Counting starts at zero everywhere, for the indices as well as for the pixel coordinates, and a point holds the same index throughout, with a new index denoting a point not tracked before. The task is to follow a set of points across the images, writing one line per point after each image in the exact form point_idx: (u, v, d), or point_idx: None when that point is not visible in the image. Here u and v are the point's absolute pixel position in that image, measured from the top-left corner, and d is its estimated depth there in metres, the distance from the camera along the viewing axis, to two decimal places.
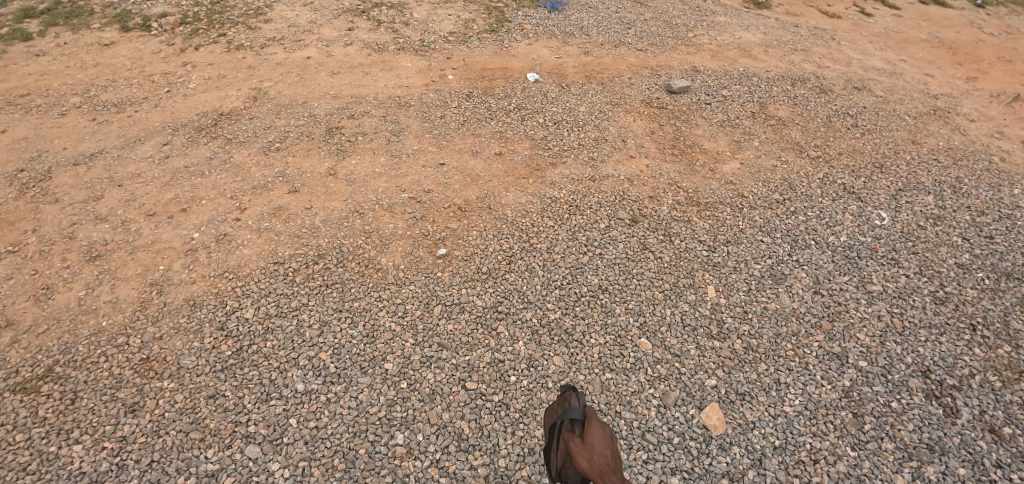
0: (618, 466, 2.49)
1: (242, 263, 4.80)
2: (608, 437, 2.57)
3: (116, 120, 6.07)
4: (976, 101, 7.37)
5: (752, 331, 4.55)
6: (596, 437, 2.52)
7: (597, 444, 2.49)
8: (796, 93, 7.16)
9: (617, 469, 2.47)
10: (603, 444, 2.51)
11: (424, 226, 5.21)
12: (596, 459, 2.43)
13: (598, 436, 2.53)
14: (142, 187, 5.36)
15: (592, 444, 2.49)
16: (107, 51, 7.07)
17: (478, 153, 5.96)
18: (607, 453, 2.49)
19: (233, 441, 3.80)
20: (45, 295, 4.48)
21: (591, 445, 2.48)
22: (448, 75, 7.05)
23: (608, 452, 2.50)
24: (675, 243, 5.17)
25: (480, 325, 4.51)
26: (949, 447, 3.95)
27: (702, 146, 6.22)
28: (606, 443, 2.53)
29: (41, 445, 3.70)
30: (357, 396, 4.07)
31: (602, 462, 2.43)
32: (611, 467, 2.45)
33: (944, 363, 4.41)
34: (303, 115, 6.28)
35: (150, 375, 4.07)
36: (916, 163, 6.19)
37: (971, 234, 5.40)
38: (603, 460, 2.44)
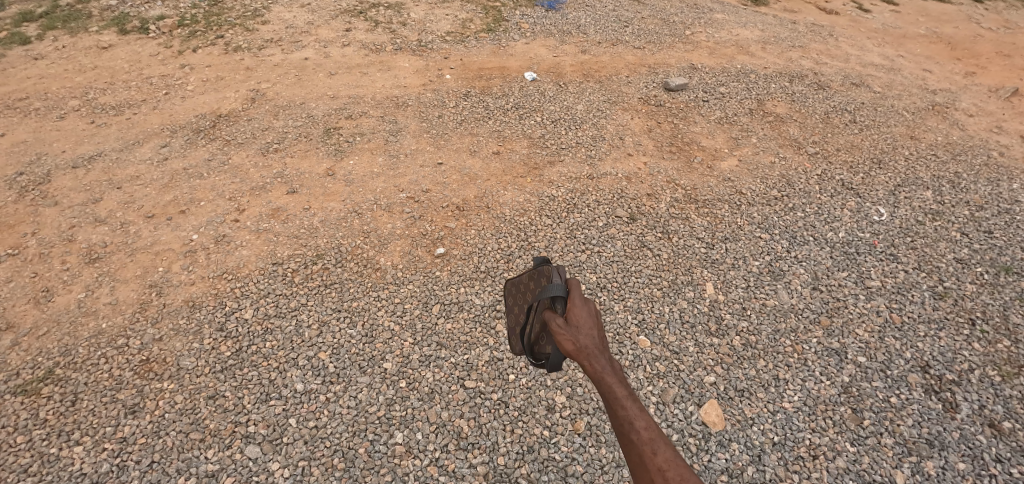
0: (603, 341, 2.64)
1: (241, 264, 4.81)
2: (592, 314, 2.72)
3: (115, 122, 6.09)
4: (975, 96, 7.36)
5: (751, 328, 4.55)
6: (579, 316, 2.68)
7: (579, 322, 2.66)
8: (794, 90, 7.15)
9: (603, 345, 2.62)
10: (585, 321, 2.67)
11: (423, 226, 5.21)
12: (580, 339, 2.62)
13: (580, 313, 2.69)
14: (141, 189, 5.37)
15: (575, 323, 2.66)
16: (105, 54, 7.10)
17: (476, 153, 5.96)
18: (590, 329, 2.65)
19: (233, 441, 3.81)
20: (45, 297, 4.49)
21: (574, 324, 2.66)
22: (445, 75, 7.06)
23: (592, 328, 2.66)
24: (673, 240, 5.17)
25: (479, 324, 4.52)
26: (949, 442, 3.95)
27: (700, 143, 6.22)
28: (589, 319, 2.68)
29: (41, 446, 3.71)
30: (356, 395, 4.07)
31: (586, 341, 2.61)
32: (596, 344, 2.61)
33: (944, 358, 4.40)
34: (301, 116, 6.29)
35: (150, 376, 4.08)
36: (915, 158, 6.18)
37: (970, 229, 5.39)
38: (586, 338, 2.61)
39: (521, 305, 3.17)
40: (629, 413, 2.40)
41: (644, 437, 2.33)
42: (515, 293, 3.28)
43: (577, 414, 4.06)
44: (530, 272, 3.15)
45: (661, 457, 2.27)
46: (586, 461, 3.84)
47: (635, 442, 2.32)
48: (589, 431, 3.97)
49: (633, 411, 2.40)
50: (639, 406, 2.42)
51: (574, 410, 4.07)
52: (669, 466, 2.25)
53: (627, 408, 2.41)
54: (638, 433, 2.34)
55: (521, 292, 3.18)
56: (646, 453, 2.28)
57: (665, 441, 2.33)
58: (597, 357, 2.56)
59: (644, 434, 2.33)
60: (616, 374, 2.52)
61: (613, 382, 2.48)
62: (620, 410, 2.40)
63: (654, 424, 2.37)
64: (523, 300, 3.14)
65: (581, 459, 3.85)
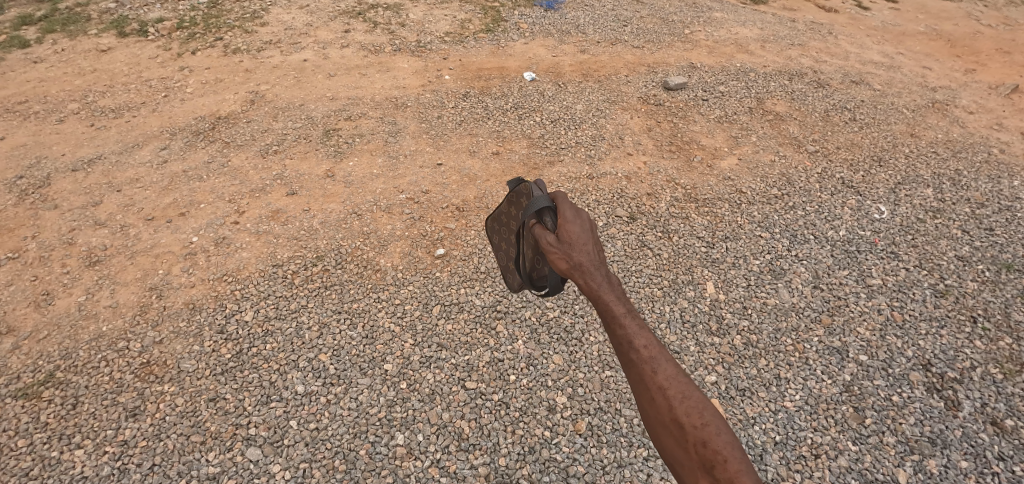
0: (601, 254, 2.29)
1: (241, 266, 4.81)
2: (587, 223, 2.35)
3: (114, 125, 6.09)
4: (975, 93, 7.34)
5: (752, 327, 4.54)
6: (570, 229, 2.32)
7: (571, 236, 2.29)
8: (793, 88, 7.14)
9: (599, 257, 2.27)
10: (578, 234, 2.31)
11: (422, 227, 5.21)
12: (573, 255, 2.26)
13: (572, 225, 2.33)
14: (140, 192, 5.37)
15: (565, 236, 2.30)
16: (104, 56, 7.10)
17: (476, 153, 5.96)
18: (585, 244, 2.29)
19: (234, 444, 3.80)
20: (46, 300, 4.49)
21: (564, 239, 2.30)
22: (444, 76, 7.06)
23: (588, 241, 2.30)
24: (674, 240, 5.16)
25: (480, 325, 4.52)
26: (951, 441, 3.94)
27: (700, 142, 6.21)
28: (583, 232, 2.32)
29: (42, 450, 3.71)
30: (357, 397, 4.07)
31: (579, 256, 2.26)
32: (591, 258, 2.26)
33: (945, 356, 4.39)
34: (300, 117, 6.29)
35: (151, 379, 4.08)
36: (915, 155, 6.17)
37: (971, 227, 5.38)
38: (579, 253, 2.26)
39: (508, 236, 2.92)
40: (628, 331, 2.11)
41: (644, 356, 2.08)
42: (499, 226, 3.02)
43: (578, 414, 4.06)
44: (508, 199, 2.89)
45: (662, 376, 2.05)
46: (587, 461, 3.84)
47: (635, 362, 2.09)
48: (590, 432, 3.97)
49: (632, 328, 2.12)
50: (640, 321, 2.14)
51: (575, 410, 4.07)
52: (669, 384, 2.04)
53: (626, 326, 2.12)
54: (637, 353, 2.08)
55: (505, 222, 2.94)
56: (646, 373, 2.06)
57: (667, 357, 2.09)
58: (592, 273, 2.23)
59: (644, 352, 2.08)
60: (614, 289, 2.20)
61: (611, 299, 2.17)
62: (618, 330, 2.12)
63: (655, 339, 2.11)
64: (510, 229, 2.88)
65: (582, 459, 3.85)
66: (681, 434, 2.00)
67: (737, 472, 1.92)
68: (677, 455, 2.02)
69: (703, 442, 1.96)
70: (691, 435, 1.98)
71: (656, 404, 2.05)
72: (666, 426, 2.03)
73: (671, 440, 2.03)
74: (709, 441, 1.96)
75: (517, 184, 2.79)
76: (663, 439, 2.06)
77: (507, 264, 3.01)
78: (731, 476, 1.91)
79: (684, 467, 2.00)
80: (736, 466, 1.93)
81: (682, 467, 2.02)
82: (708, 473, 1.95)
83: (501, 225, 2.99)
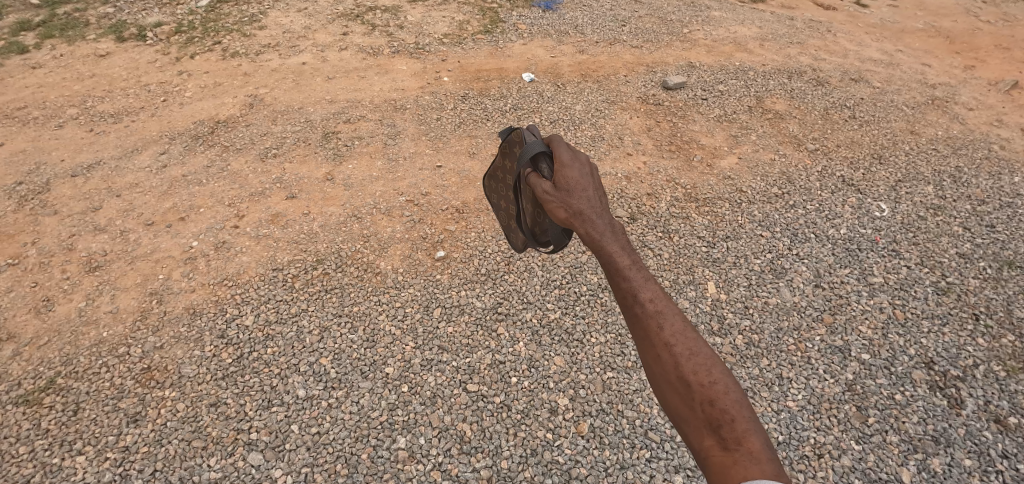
0: (603, 201, 2.13)
1: (241, 270, 4.80)
2: (587, 169, 2.20)
3: (113, 130, 6.08)
4: (975, 89, 7.33)
5: (754, 326, 4.54)
6: (569, 175, 2.17)
7: (569, 183, 2.15)
8: (793, 86, 7.13)
9: (601, 203, 2.12)
10: (577, 179, 2.17)
11: (422, 229, 5.20)
12: (572, 203, 2.12)
13: (570, 170, 2.18)
14: (140, 196, 5.36)
15: (563, 182, 2.16)
16: (103, 61, 7.09)
17: (475, 155, 5.95)
18: (585, 189, 2.13)
19: (236, 449, 3.79)
20: (46, 307, 4.49)
21: (562, 184, 2.16)
22: (443, 77, 7.05)
23: (588, 187, 2.15)
24: (674, 240, 5.15)
25: (480, 327, 4.51)
26: (955, 439, 3.93)
27: (700, 142, 6.20)
28: (583, 177, 2.17)
29: (44, 456, 3.70)
30: (358, 401, 4.06)
31: (579, 203, 2.11)
32: (592, 204, 2.10)
33: (948, 354, 4.38)
34: (299, 121, 6.28)
35: (152, 384, 4.07)
36: (916, 153, 6.16)
37: (972, 224, 5.37)
38: (578, 200, 2.11)
39: (506, 193, 2.84)
40: (633, 284, 1.96)
41: (650, 311, 1.93)
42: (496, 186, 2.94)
43: (581, 416, 4.05)
44: (503, 151, 2.80)
45: (669, 332, 1.91)
46: (590, 463, 3.83)
47: (640, 316, 1.94)
48: (593, 433, 3.96)
49: (637, 281, 1.96)
50: (645, 273, 1.98)
51: (577, 412, 4.06)
52: (676, 341, 1.90)
53: (631, 279, 1.97)
54: (642, 306, 1.94)
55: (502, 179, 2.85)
56: (652, 329, 1.92)
57: (675, 311, 1.95)
58: (595, 221, 2.07)
59: (651, 307, 1.93)
60: (618, 238, 2.04)
61: (614, 249, 2.01)
62: (622, 283, 1.97)
63: (662, 292, 1.96)
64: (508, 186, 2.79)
65: (585, 461, 3.84)
66: (688, 393, 1.89)
67: (745, 431, 1.82)
68: (682, 414, 1.91)
69: (711, 400, 1.86)
70: (698, 394, 1.87)
71: (662, 362, 1.91)
72: (672, 384, 1.91)
73: (676, 399, 1.91)
74: (716, 400, 1.86)
75: (510, 134, 2.68)
76: (668, 398, 1.94)
77: (508, 223, 2.93)
78: (739, 436, 1.82)
79: (689, 427, 1.90)
80: (745, 426, 1.83)
81: (688, 428, 1.91)
82: (715, 433, 1.84)
83: (500, 184, 2.90)
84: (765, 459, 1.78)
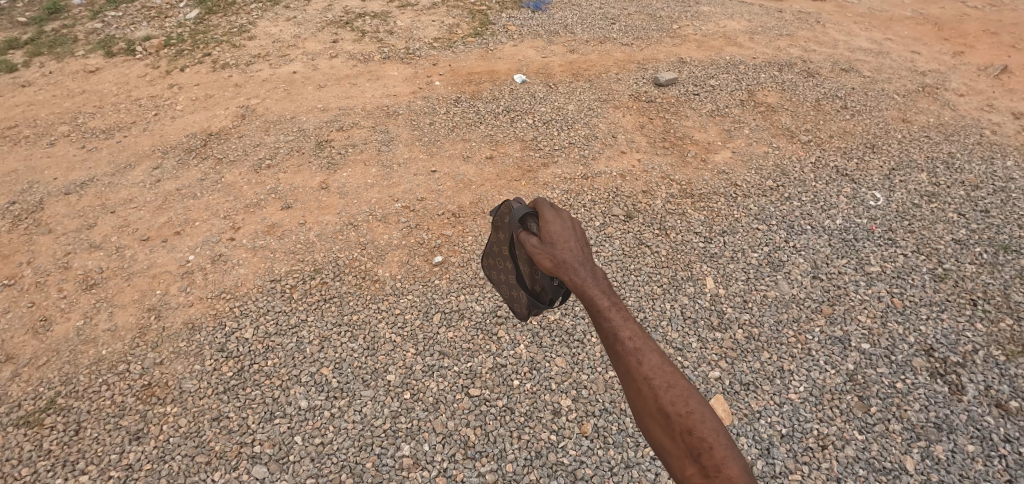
0: (586, 251, 2.19)
1: (240, 283, 4.79)
2: (568, 221, 2.27)
3: (105, 146, 6.05)
4: (965, 75, 7.35)
5: (753, 320, 4.56)
6: (552, 228, 2.24)
7: (553, 235, 2.22)
8: (784, 78, 7.14)
9: (583, 251, 2.19)
10: (560, 232, 2.23)
11: (419, 235, 5.20)
12: (556, 253, 2.18)
13: (551, 223, 2.26)
14: (135, 212, 5.34)
15: (545, 236, 2.23)
16: (92, 77, 7.06)
17: (469, 158, 5.94)
18: (567, 240, 2.20)
19: (239, 462, 3.79)
20: (44, 326, 4.47)
21: (545, 237, 2.23)
22: (435, 82, 7.04)
23: (571, 239, 2.21)
24: (671, 236, 5.17)
25: (481, 331, 4.53)
26: (957, 425, 3.96)
27: (693, 137, 6.21)
28: (565, 229, 2.24)
29: (47, 477, 3.69)
30: (361, 409, 4.07)
31: (562, 253, 2.17)
32: (575, 253, 2.17)
33: (947, 340, 4.40)
34: (291, 130, 6.26)
35: (153, 401, 4.06)
36: (908, 140, 6.17)
37: (967, 209, 5.38)
38: (561, 250, 2.17)
39: (505, 264, 2.85)
40: (613, 323, 2.03)
41: (630, 348, 1.99)
42: (489, 260, 2.98)
43: (584, 416, 4.08)
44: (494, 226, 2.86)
45: (647, 366, 1.97)
46: (594, 463, 3.86)
47: (620, 354, 2.00)
48: (596, 433, 4.00)
49: (617, 320, 2.03)
50: (625, 312, 2.05)
51: (581, 412, 4.10)
52: (655, 374, 1.96)
53: (611, 318, 2.03)
54: (623, 344, 2.00)
55: (497, 253, 2.88)
56: (631, 365, 1.98)
57: (654, 347, 2.00)
58: (578, 269, 2.14)
59: (630, 344, 1.99)
60: (600, 283, 2.11)
61: (595, 292, 2.09)
62: (603, 323, 2.04)
63: (641, 330, 2.02)
64: (502, 255, 2.84)
65: (590, 461, 3.88)
66: (668, 424, 1.92)
67: (723, 458, 1.85)
68: (665, 446, 1.94)
69: (689, 430, 1.89)
70: (677, 424, 1.91)
71: (642, 394, 1.97)
72: (653, 416, 1.95)
73: (658, 431, 1.95)
74: (695, 429, 1.89)
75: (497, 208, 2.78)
76: (651, 431, 1.97)
77: (510, 293, 2.93)
78: (718, 463, 1.84)
79: (672, 457, 1.93)
80: (723, 453, 1.86)
81: (671, 459, 1.93)
82: (696, 461, 1.87)
83: (493, 255, 2.96)
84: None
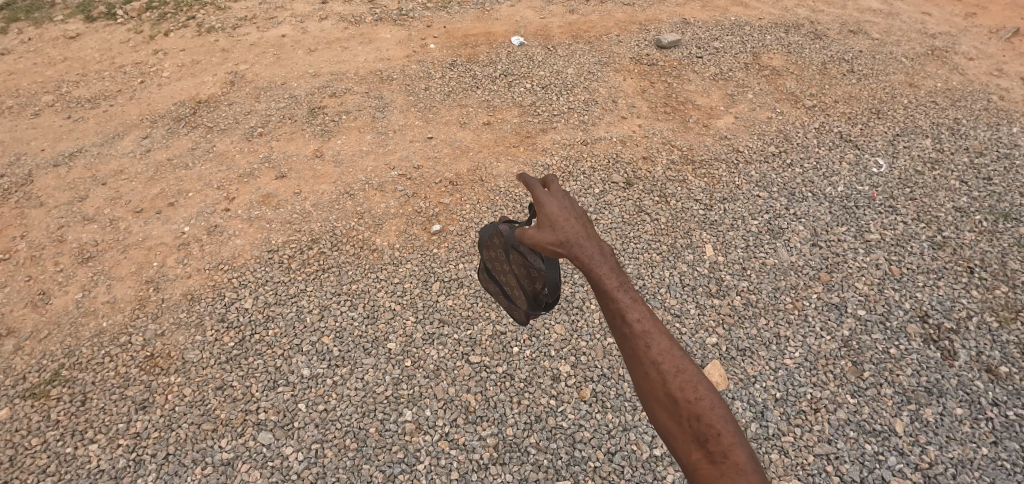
0: (588, 228, 2.13)
1: (237, 254, 4.77)
2: (566, 199, 2.20)
3: (92, 116, 5.90)
4: (975, 38, 7.15)
5: (751, 287, 4.60)
6: (551, 208, 2.16)
7: (552, 215, 2.14)
8: (789, 41, 6.94)
9: (586, 228, 2.12)
10: (558, 212, 2.15)
11: (417, 203, 5.14)
12: (559, 233, 2.10)
13: (548, 201, 2.19)
14: (126, 183, 5.25)
15: (543, 215, 2.16)
16: (73, 43, 6.82)
17: (466, 124, 5.82)
18: (569, 218, 2.13)
19: (245, 429, 3.87)
20: (42, 300, 4.46)
21: (542, 215, 2.16)
22: (429, 45, 6.82)
23: (570, 216, 2.14)
24: (672, 203, 5.13)
25: (480, 298, 4.56)
26: (947, 389, 4.05)
27: (695, 102, 6.08)
28: (564, 208, 2.17)
29: (56, 447, 3.75)
30: (363, 377, 4.14)
31: (564, 231, 2.10)
32: (577, 230, 2.11)
33: (942, 307, 4.45)
34: (282, 97, 6.09)
35: (156, 371, 4.11)
36: (914, 106, 6.06)
37: (970, 177, 5.33)
38: (562, 228, 2.10)
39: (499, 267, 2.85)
40: (621, 305, 1.99)
41: (638, 331, 1.96)
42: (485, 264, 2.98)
43: (583, 381, 4.16)
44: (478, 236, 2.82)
45: (656, 351, 1.95)
46: (593, 427, 3.96)
47: (628, 337, 1.97)
48: (595, 398, 4.08)
49: (625, 302, 1.99)
50: (633, 293, 2.01)
51: (579, 377, 4.18)
52: (663, 359, 1.93)
53: (619, 300, 1.99)
54: (631, 327, 1.97)
55: None
56: (640, 348, 1.95)
57: (662, 331, 1.98)
58: (583, 245, 2.07)
59: (638, 327, 1.97)
60: (606, 261, 2.05)
61: (602, 272, 2.03)
62: (610, 304, 1.99)
63: (649, 313, 1.99)
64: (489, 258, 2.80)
65: (588, 424, 3.97)
66: (675, 409, 1.90)
67: (730, 445, 1.84)
68: (670, 430, 1.92)
69: (697, 416, 1.87)
70: (684, 409, 1.88)
71: (650, 379, 1.94)
72: (660, 400, 1.93)
73: (664, 415, 1.93)
74: (703, 415, 1.87)
75: None
76: (656, 415, 1.95)
77: None
78: (725, 450, 1.83)
79: (677, 442, 1.91)
80: (730, 439, 1.85)
81: (676, 444, 1.91)
82: (702, 447, 1.86)
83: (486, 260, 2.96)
84: (750, 472, 1.80)
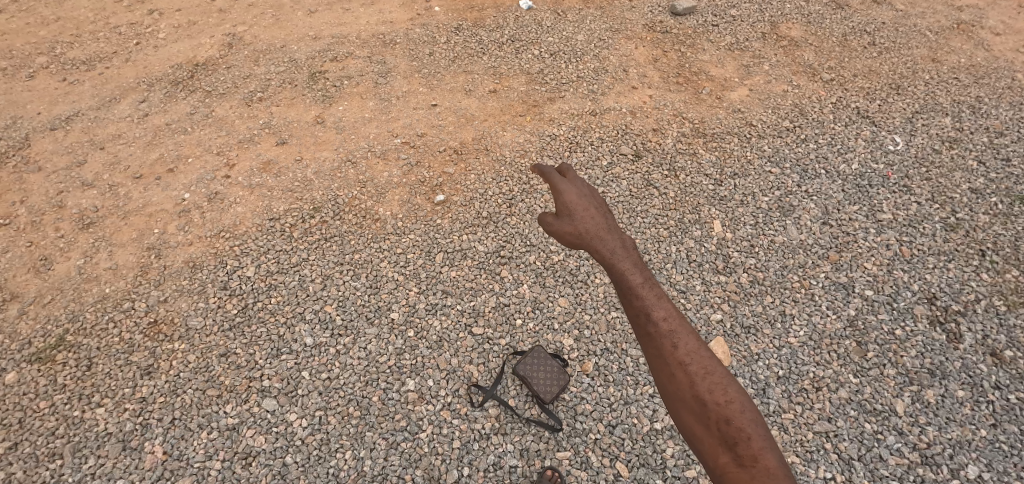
0: (610, 219, 2.04)
1: (238, 221, 4.72)
2: (585, 188, 2.10)
3: (87, 78, 5.76)
4: (1005, 11, 6.83)
5: (759, 265, 4.54)
6: (569, 198, 2.06)
7: (570, 205, 2.04)
8: (809, 10, 6.68)
9: (607, 221, 2.04)
10: (577, 201, 2.06)
11: (420, 173, 5.05)
12: (578, 224, 2.01)
13: (566, 188, 2.08)
14: (125, 147, 5.17)
15: (561, 202, 2.06)
16: (66, 3, 6.61)
17: (472, 92, 5.66)
18: (588, 209, 2.04)
19: (250, 395, 3.90)
20: (44, 266, 4.44)
21: (561, 203, 2.06)
22: (434, 7, 6.59)
23: (590, 207, 2.05)
24: (681, 178, 5.03)
25: (484, 270, 4.53)
26: (950, 371, 4.03)
27: (708, 73, 5.88)
28: (583, 197, 2.07)
29: (64, 410, 3.80)
30: (366, 347, 4.14)
31: (584, 223, 2.02)
32: (598, 223, 2.02)
33: (951, 289, 4.40)
34: (282, 60, 5.93)
35: (160, 338, 4.12)
36: (935, 82, 5.86)
37: (988, 158, 5.19)
38: (582, 220, 2.02)
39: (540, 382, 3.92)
40: (646, 302, 1.90)
41: (664, 330, 1.86)
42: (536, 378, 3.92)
43: (585, 355, 4.16)
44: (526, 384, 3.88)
45: (682, 351, 1.83)
46: (594, 400, 3.98)
47: (652, 335, 1.87)
48: (597, 372, 4.09)
49: (650, 299, 1.90)
50: (658, 291, 1.93)
51: (582, 351, 4.17)
52: (690, 359, 1.81)
53: (643, 297, 1.91)
54: (656, 325, 1.87)
55: None
56: (665, 348, 1.84)
57: (689, 330, 1.87)
58: (604, 239, 1.99)
59: (664, 325, 1.86)
60: (630, 255, 1.97)
61: (625, 266, 1.96)
62: (635, 302, 1.91)
63: (676, 311, 1.89)
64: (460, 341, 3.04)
65: (590, 397, 3.99)
66: (702, 412, 1.76)
67: (761, 449, 1.69)
68: (697, 433, 1.78)
69: (726, 419, 1.73)
70: (713, 412, 1.74)
71: (675, 380, 1.82)
72: (686, 403, 1.79)
73: (690, 419, 1.78)
74: (732, 418, 1.73)
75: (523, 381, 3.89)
76: (682, 418, 1.81)
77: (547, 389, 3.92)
78: (755, 454, 1.68)
79: (704, 446, 1.76)
80: (760, 444, 1.70)
81: (703, 448, 1.77)
82: (730, 450, 1.71)
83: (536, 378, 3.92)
84: (782, 478, 1.64)
